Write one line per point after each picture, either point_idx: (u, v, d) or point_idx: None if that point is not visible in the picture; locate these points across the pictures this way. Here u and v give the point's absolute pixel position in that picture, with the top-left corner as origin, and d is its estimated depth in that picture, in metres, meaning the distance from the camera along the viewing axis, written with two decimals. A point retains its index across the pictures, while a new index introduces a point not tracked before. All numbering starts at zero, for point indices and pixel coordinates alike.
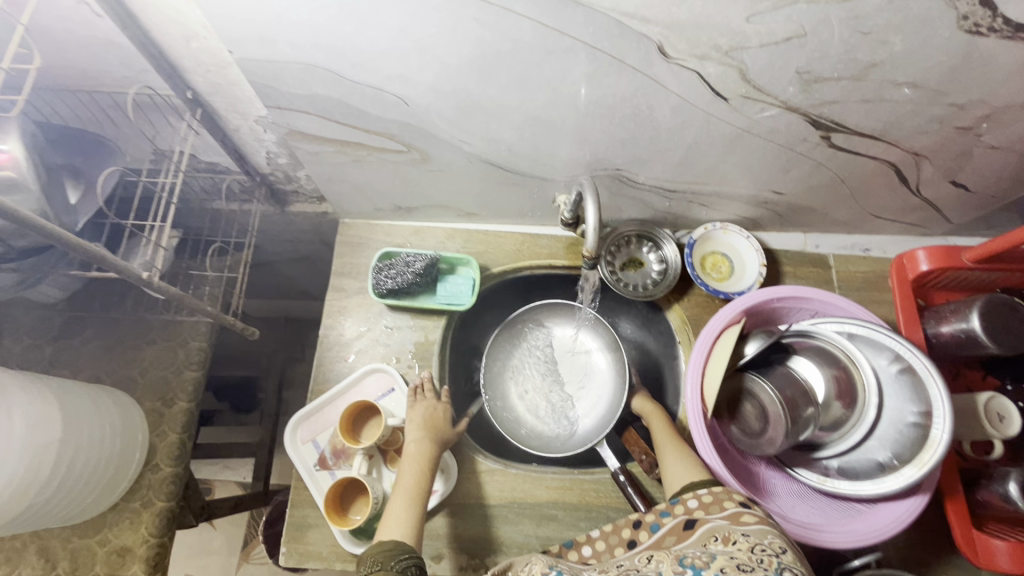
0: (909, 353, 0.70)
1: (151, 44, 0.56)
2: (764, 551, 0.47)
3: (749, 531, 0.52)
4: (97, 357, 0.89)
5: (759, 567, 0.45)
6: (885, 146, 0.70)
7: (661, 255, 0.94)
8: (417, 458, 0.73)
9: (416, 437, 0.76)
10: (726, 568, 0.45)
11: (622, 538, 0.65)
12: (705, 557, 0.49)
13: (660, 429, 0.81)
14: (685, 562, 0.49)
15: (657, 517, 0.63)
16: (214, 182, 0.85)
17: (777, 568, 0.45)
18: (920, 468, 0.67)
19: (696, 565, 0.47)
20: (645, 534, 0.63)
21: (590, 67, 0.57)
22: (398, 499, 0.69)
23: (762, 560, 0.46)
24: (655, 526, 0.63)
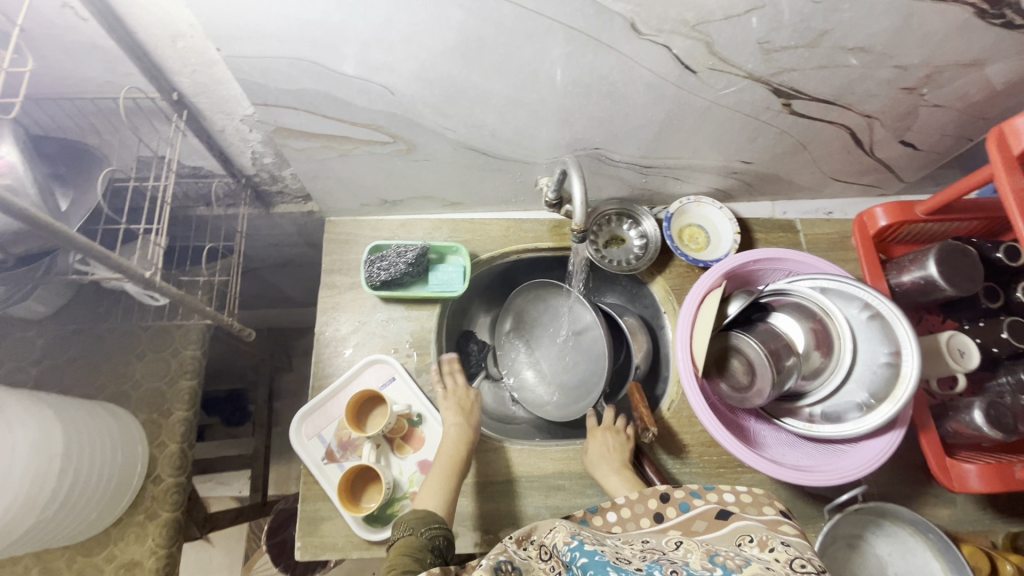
0: (877, 300, 0.76)
1: (136, 45, 0.57)
2: (803, 567, 0.45)
3: (789, 540, 0.50)
4: (86, 372, 0.87)
5: None
6: (841, 110, 0.76)
7: (641, 230, 0.99)
8: (455, 442, 0.79)
9: (456, 423, 0.81)
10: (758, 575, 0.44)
11: (649, 509, 0.67)
12: (737, 559, 0.48)
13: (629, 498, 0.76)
14: (716, 559, 0.48)
15: (688, 497, 0.65)
16: (199, 187, 0.85)
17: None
18: (895, 405, 0.73)
19: (726, 566, 0.46)
20: (673, 511, 0.65)
21: (567, 47, 0.60)
22: (434, 476, 0.75)
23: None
24: (683, 505, 0.64)
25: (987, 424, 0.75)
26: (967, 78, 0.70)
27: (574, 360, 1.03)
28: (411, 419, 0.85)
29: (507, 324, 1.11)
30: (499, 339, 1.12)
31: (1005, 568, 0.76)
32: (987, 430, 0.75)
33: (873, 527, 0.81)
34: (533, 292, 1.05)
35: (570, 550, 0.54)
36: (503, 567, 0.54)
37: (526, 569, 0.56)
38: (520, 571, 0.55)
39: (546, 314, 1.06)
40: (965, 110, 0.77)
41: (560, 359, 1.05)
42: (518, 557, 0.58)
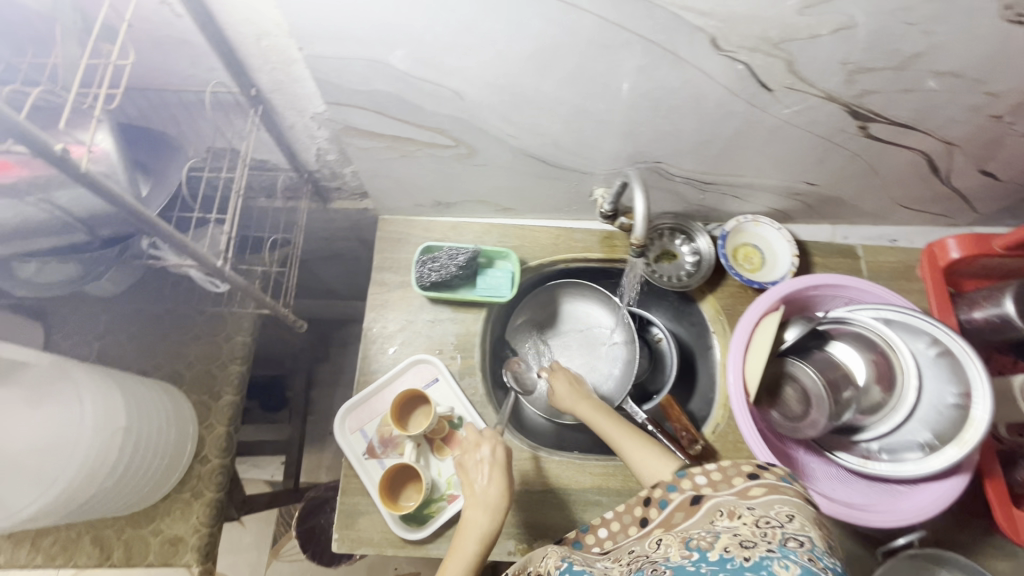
0: (948, 337, 0.72)
1: (223, 42, 0.59)
2: (768, 526, 0.47)
3: (755, 506, 0.52)
4: (145, 351, 0.91)
5: (762, 541, 0.44)
6: (920, 136, 0.73)
7: (694, 247, 0.96)
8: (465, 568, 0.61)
9: (474, 540, 0.63)
10: (729, 545, 0.45)
11: (633, 517, 0.65)
12: (708, 537, 0.49)
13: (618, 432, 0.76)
14: (691, 544, 0.49)
15: (665, 493, 0.62)
16: (264, 180, 0.88)
17: (782, 539, 0.44)
18: (962, 448, 0.69)
19: (700, 547, 0.47)
20: (655, 511, 0.62)
21: (642, 60, 0.59)
22: None
23: (768, 533, 0.46)
24: (662, 502, 0.62)
25: None
26: None
27: (592, 366, 1.03)
28: (453, 421, 0.85)
29: (519, 320, 1.04)
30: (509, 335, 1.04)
31: None
32: None
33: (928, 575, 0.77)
34: (561, 293, 1.05)
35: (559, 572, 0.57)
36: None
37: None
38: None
39: (572, 318, 1.06)
40: None
41: (576, 365, 1.04)
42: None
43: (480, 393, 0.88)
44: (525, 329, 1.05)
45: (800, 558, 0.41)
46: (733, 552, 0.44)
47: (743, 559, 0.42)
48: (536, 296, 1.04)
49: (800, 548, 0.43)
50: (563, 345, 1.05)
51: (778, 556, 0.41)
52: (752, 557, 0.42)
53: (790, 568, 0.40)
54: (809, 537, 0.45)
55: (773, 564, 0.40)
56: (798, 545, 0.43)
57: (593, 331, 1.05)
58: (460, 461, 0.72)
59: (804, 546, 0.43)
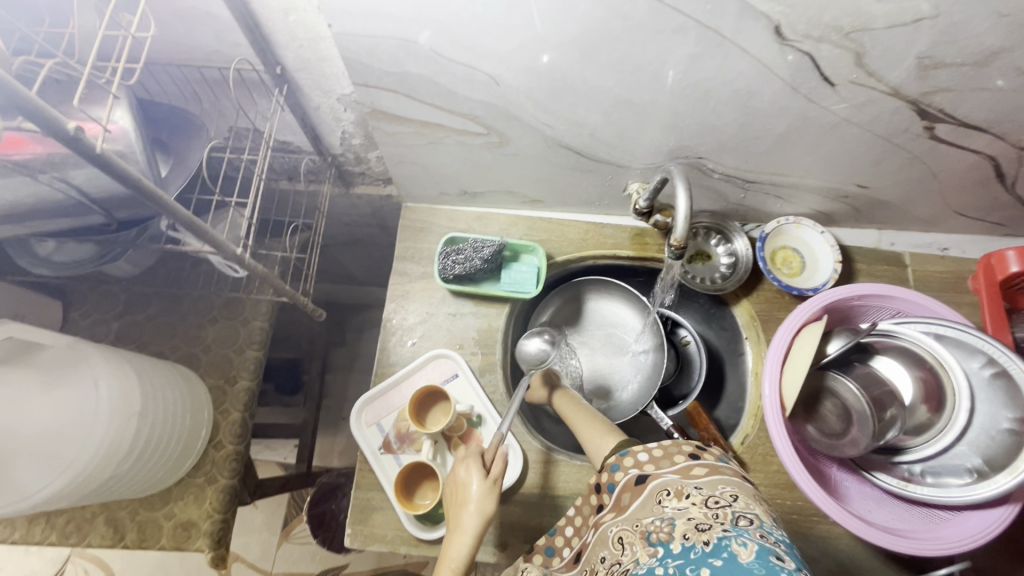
0: (1003, 356, 0.66)
1: (249, 16, 0.56)
2: (718, 504, 0.51)
3: (699, 484, 0.55)
4: (162, 333, 0.89)
5: (717, 523, 0.49)
6: (991, 139, 0.67)
7: (730, 248, 0.92)
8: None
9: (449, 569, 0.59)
10: (687, 531, 0.50)
11: (590, 506, 0.65)
12: (666, 526, 0.52)
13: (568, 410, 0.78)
14: (652, 540, 0.52)
15: (611, 476, 0.62)
16: (287, 162, 0.85)
17: (733, 518, 0.49)
18: (1014, 477, 0.64)
19: (663, 541, 0.51)
20: (607, 496, 0.62)
21: (696, 48, 0.55)
22: None
23: (719, 514, 0.50)
24: (611, 485, 0.62)
25: None
26: None
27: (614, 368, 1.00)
28: (471, 419, 0.83)
29: (544, 315, 1.01)
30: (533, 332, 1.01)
31: None
32: None
33: None
34: (586, 289, 1.01)
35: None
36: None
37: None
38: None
39: (597, 317, 1.02)
40: None
41: (597, 365, 1.00)
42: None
43: (500, 391, 0.85)
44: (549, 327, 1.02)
45: (754, 535, 0.47)
46: (694, 540, 0.48)
47: (704, 545, 0.47)
48: (561, 292, 1.01)
49: (749, 525, 0.48)
50: (585, 343, 1.02)
51: (734, 535, 0.47)
52: (710, 540, 0.47)
53: (748, 545, 0.46)
54: (754, 513, 0.50)
55: (733, 545, 0.46)
56: (748, 523, 0.49)
57: (618, 332, 1.01)
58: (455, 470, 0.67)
59: (752, 522, 0.49)
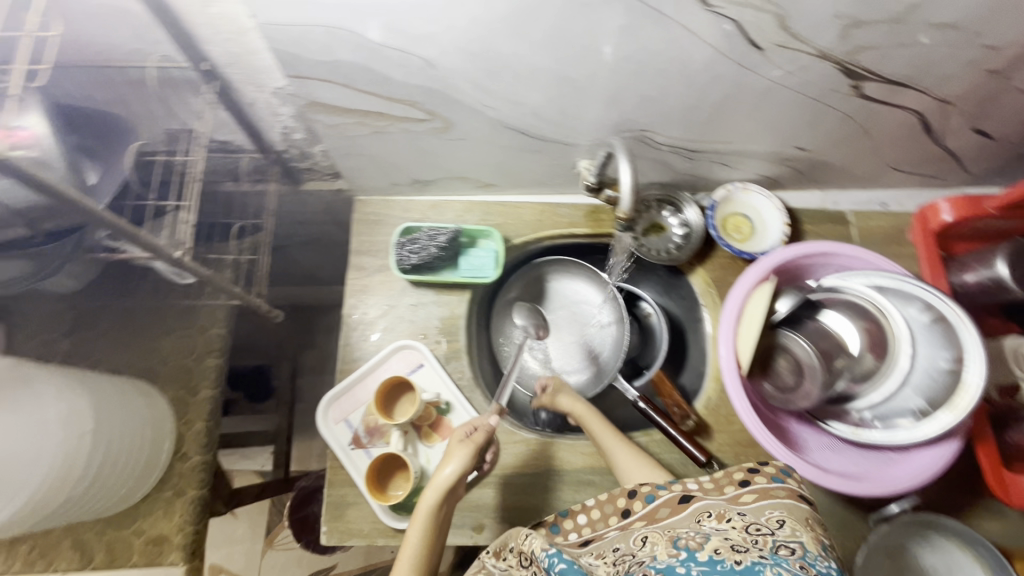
0: (940, 301, 0.71)
1: (165, 10, 0.55)
2: (758, 531, 0.51)
3: (745, 511, 0.56)
4: (115, 347, 0.86)
5: (753, 545, 0.48)
6: (915, 94, 0.70)
7: (683, 219, 0.93)
8: (422, 528, 0.64)
9: (420, 530, 0.64)
10: (720, 547, 0.48)
11: (617, 507, 0.67)
12: (697, 537, 0.52)
13: (609, 443, 0.78)
14: (679, 543, 0.52)
15: (653, 490, 0.65)
16: (228, 162, 0.83)
17: (773, 547, 0.47)
18: (954, 413, 0.69)
19: (690, 547, 0.50)
20: (640, 504, 0.65)
21: (625, 19, 0.55)
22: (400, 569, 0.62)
23: (759, 541, 0.48)
24: (650, 497, 0.64)
25: None
26: None
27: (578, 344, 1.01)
28: (440, 407, 0.83)
29: (507, 298, 1.01)
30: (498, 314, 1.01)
31: None
32: None
33: (919, 539, 0.77)
34: (548, 271, 1.02)
35: (549, 557, 0.57)
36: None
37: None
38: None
39: (560, 296, 1.03)
40: None
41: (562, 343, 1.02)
42: (498, 570, 0.62)
43: (467, 376, 0.86)
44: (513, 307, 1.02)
45: (793, 566, 0.43)
46: (724, 555, 0.47)
47: (735, 562, 0.45)
48: (523, 273, 1.01)
49: (790, 556, 0.45)
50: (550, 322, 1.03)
51: (770, 564, 0.44)
52: (743, 560, 0.45)
53: None
54: (798, 541, 0.48)
55: None
56: (789, 553, 0.46)
57: (580, 309, 1.03)
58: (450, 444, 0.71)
59: (793, 552, 0.46)
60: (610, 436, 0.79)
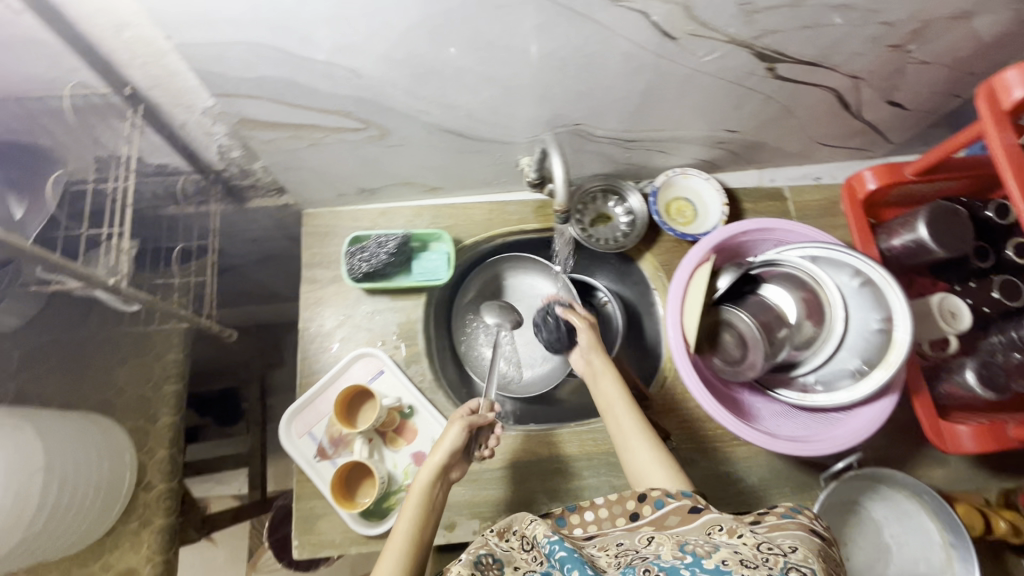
0: (868, 266, 0.75)
1: (78, 37, 0.55)
2: (770, 550, 0.47)
3: (759, 528, 0.51)
4: (66, 382, 0.84)
5: (762, 564, 0.44)
6: (827, 72, 0.74)
7: (627, 207, 0.96)
8: (416, 503, 0.67)
9: (410, 519, 0.65)
10: (728, 559, 0.46)
11: (625, 509, 0.65)
12: (706, 546, 0.50)
13: (628, 428, 0.74)
14: (686, 548, 0.51)
15: (663, 495, 0.62)
16: (167, 185, 0.82)
17: (783, 568, 0.43)
18: (888, 370, 0.72)
19: (696, 553, 0.49)
20: (648, 509, 0.62)
21: (539, 18, 0.57)
22: (392, 551, 0.62)
23: (769, 559, 0.45)
24: (658, 502, 0.62)
25: (978, 384, 0.76)
26: (957, 30, 0.68)
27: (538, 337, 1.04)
28: (402, 411, 0.84)
29: (466, 297, 1.03)
30: (459, 315, 1.03)
31: (999, 525, 0.78)
32: (980, 390, 0.77)
33: (868, 491, 0.82)
34: (503, 269, 1.04)
35: (549, 543, 0.56)
36: (483, 561, 0.56)
37: (508, 561, 0.58)
38: (502, 564, 0.57)
39: (517, 292, 1.06)
40: (954, 66, 0.75)
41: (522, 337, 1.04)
42: (500, 549, 0.59)
43: (428, 378, 0.87)
44: (473, 307, 1.04)
45: None
46: (731, 566, 0.45)
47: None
48: (480, 273, 1.03)
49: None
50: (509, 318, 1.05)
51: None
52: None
53: None
54: (812, 568, 0.44)
55: None
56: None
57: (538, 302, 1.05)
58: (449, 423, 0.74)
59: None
60: (633, 424, 0.74)
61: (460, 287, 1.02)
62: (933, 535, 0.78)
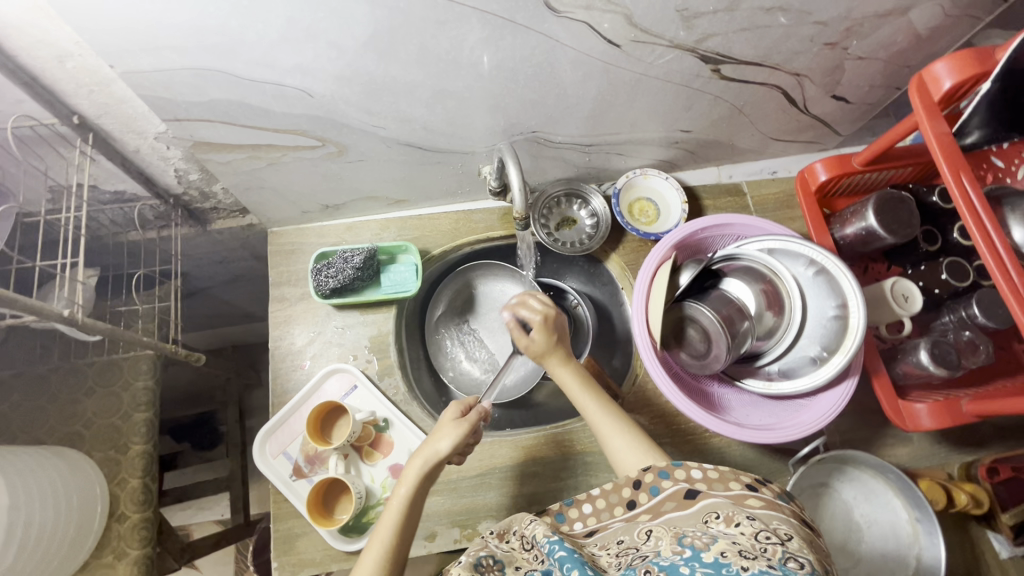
0: (822, 256, 0.77)
1: (21, 69, 0.55)
2: (768, 539, 0.45)
3: (755, 516, 0.48)
4: (31, 417, 0.83)
5: (762, 556, 0.42)
6: (770, 71, 0.76)
7: (591, 210, 0.99)
8: (402, 504, 0.64)
9: (393, 523, 0.62)
10: (727, 550, 0.43)
11: (622, 497, 0.61)
12: (705, 537, 0.47)
13: (599, 415, 0.73)
14: (684, 541, 0.48)
15: (657, 480, 0.59)
16: (125, 212, 0.82)
17: (782, 559, 0.42)
18: (845, 355, 0.74)
19: (695, 546, 0.46)
20: (645, 496, 0.59)
21: (484, 32, 0.58)
22: (371, 551, 0.61)
23: (767, 549, 0.43)
24: (654, 488, 0.58)
25: (932, 363, 0.77)
26: (889, 27, 0.71)
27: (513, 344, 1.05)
28: (378, 424, 0.84)
29: (439, 308, 1.04)
30: (433, 325, 1.03)
31: (960, 497, 0.81)
32: (933, 369, 0.78)
33: (837, 473, 0.84)
34: (474, 276, 1.04)
35: (549, 543, 0.53)
36: (483, 563, 0.52)
37: (508, 561, 0.54)
38: (502, 565, 0.53)
39: (489, 300, 1.06)
40: (889, 60, 0.78)
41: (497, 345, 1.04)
42: (500, 550, 0.56)
43: (402, 391, 0.87)
44: (444, 315, 1.05)
45: None
46: (731, 559, 0.42)
47: (742, 568, 0.40)
48: (450, 282, 1.03)
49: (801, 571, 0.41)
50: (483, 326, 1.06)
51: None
52: (750, 567, 0.40)
53: None
54: (808, 558, 0.43)
55: None
56: (799, 568, 0.41)
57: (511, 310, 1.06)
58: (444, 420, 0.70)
59: (804, 568, 0.41)
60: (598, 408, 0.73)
61: (431, 297, 1.03)
62: (900, 512, 0.80)
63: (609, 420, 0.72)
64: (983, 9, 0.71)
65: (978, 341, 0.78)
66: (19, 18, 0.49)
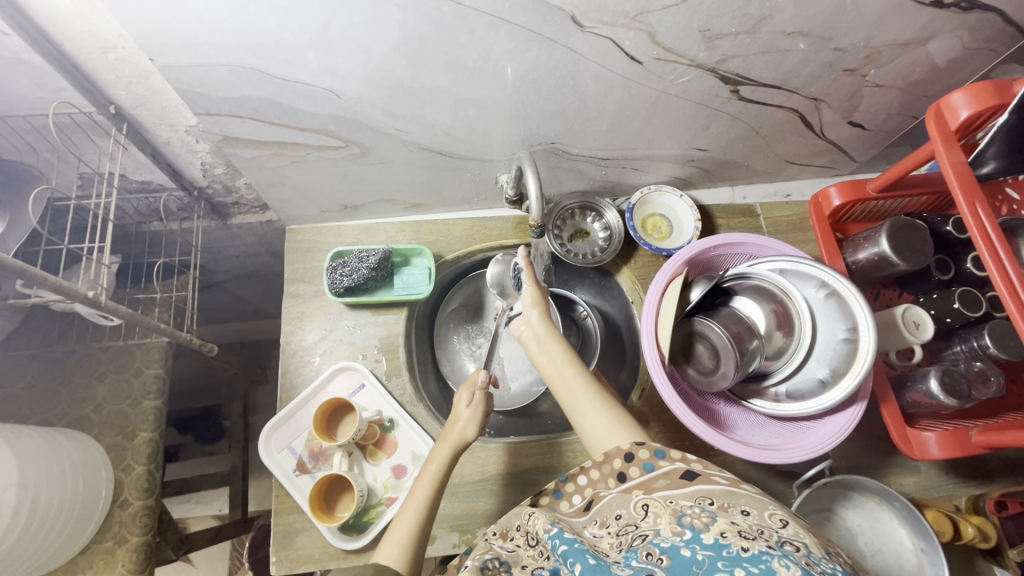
0: (833, 278, 0.77)
1: (66, 59, 0.58)
2: (767, 521, 0.45)
3: (751, 500, 0.48)
4: (43, 398, 0.84)
5: (761, 537, 0.43)
6: (788, 94, 0.77)
7: (604, 222, 1.00)
8: (434, 479, 0.68)
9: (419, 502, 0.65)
10: (726, 530, 0.44)
11: (613, 469, 0.60)
12: (704, 515, 0.47)
13: (583, 398, 0.69)
14: (684, 521, 0.48)
15: (652, 457, 0.58)
16: (150, 203, 0.85)
17: (779, 540, 0.42)
18: (855, 378, 0.74)
19: (695, 526, 0.46)
20: (637, 471, 0.58)
21: (511, 42, 0.60)
22: (400, 524, 0.63)
23: (763, 531, 0.43)
24: (648, 465, 0.57)
25: (942, 392, 0.76)
26: (908, 56, 0.72)
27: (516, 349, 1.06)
28: (383, 424, 0.85)
29: (452, 306, 1.05)
30: (445, 324, 1.05)
31: (967, 530, 0.79)
32: (943, 398, 0.77)
33: (843, 499, 0.83)
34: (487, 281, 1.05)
35: (551, 538, 0.52)
36: (489, 565, 0.53)
37: (514, 561, 0.54)
38: (509, 566, 0.53)
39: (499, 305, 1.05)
40: (907, 89, 0.79)
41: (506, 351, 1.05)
42: (505, 551, 0.56)
43: (408, 392, 0.88)
44: (457, 318, 1.06)
45: (800, 559, 0.39)
46: (730, 540, 0.43)
47: (741, 549, 0.41)
48: (466, 282, 1.04)
49: (799, 553, 0.40)
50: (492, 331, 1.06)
51: (778, 555, 0.40)
52: (750, 548, 0.41)
53: (793, 568, 0.38)
54: (805, 542, 0.42)
55: (775, 562, 0.39)
56: (796, 550, 0.41)
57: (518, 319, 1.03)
58: (456, 400, 0.73)
59: (800, 551, 0.41)
60: (585, 387, 0.70)
61: (446, 294, 1.04)
62: (905, 541, 0.78)
63: (586, 395, 0.69)
64: (1002, 43, 0.72)
65: (988, 372, 0.77)
66: (68, 10, 0.52)
